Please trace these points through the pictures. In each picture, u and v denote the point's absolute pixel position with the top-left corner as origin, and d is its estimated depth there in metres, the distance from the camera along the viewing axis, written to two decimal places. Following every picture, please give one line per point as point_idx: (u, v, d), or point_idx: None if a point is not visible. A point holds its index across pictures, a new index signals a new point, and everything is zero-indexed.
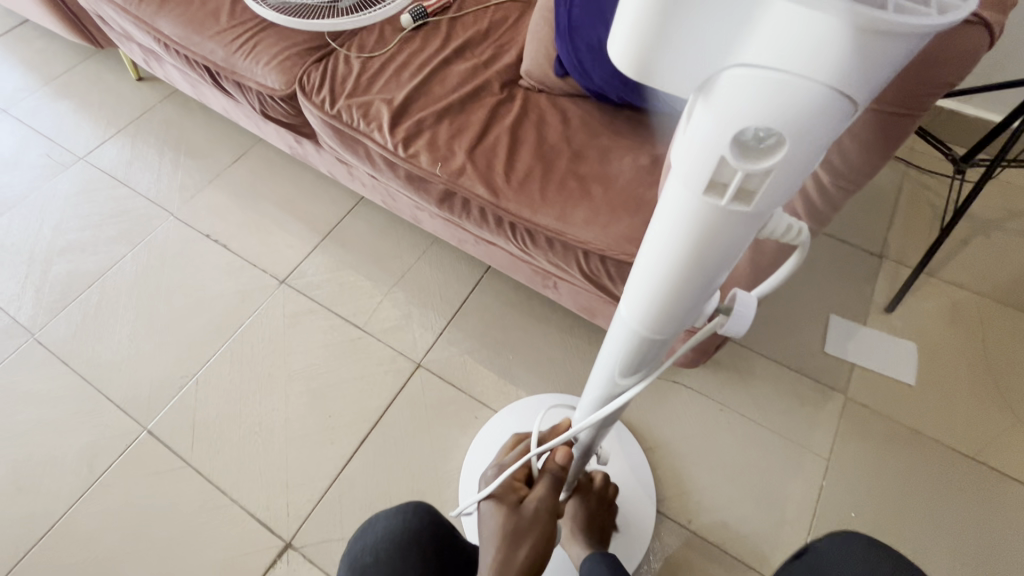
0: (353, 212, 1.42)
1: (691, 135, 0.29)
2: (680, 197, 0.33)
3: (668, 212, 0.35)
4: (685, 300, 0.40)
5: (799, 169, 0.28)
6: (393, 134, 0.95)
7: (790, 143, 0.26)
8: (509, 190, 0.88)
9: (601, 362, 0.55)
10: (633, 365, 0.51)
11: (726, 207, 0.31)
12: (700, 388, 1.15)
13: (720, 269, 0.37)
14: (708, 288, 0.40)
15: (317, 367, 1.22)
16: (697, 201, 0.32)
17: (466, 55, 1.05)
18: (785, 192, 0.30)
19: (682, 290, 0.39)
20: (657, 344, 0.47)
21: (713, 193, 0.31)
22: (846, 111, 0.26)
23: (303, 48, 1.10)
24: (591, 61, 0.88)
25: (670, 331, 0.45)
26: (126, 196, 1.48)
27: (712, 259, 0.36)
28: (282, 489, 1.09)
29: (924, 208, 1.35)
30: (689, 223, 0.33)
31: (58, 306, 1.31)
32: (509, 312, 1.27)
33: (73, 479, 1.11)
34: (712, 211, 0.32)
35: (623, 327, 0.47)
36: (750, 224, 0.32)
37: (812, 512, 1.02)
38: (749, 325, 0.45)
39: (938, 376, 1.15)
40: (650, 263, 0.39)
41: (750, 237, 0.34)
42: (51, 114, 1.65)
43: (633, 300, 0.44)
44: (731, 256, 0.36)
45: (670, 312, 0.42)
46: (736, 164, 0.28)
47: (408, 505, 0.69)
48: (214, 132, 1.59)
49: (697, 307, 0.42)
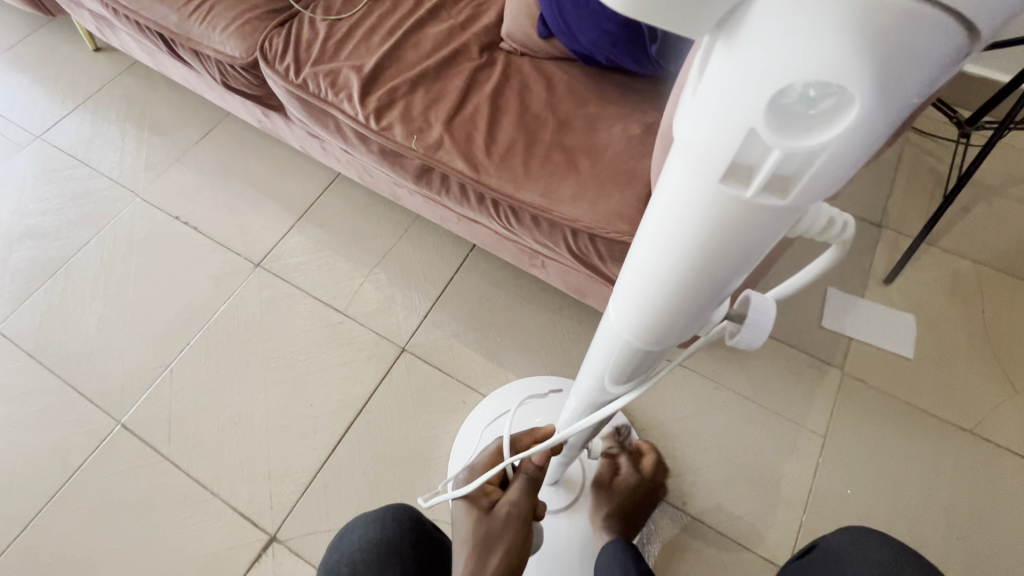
0: (330, 189, 1.34)
1: (706, 102, 0.24)
2: (688, 189, 0.28)
3: (673, 206, 0.29)
4: (692, 304, 0.35)
5: (857, 149, 0.22)
6: (365, 105, 0.87)
7: (854, 103, 0.20)
8: (491, 164, 0.81)
9: (592, 363, 0.51)
10: (628, 368, 0.46)
11: (748, 201, 0.26)
12: (695, 367, 1.11)
13: (734, 274, 0.32)
14: (717, 295, 0.35)
15: (297, 354, 1.17)
16: (711, 194, 0.26)
17: (442, 17, 0.96)
18: (830, 184, 0.24)
19: (686, 297, 0.34)
20: (655, 350, 0.42)
21: (732, 182, 0.25)
22: (942, 61, 0.20)
23: (265, 11, 1.01)
24: (577, 19, 0.81)
25: (669, 339, 0.40)
26: (88, 176, 1.39)
27: (726, 262, 0.30)
28: (264, 481, 1.05)
29: (925, 175, 1.30)
30: (700, 220, 0.28)
31: (21, 296, 1.24)
32: (497, 292, 1.22)
33: (46, 476, 1.07)
34: (729, 205, 0.26)
35: (616, 333, 0.43)
36: (775, 223, 0.27)
37: (808, 490, 1.01)
38: (767, 335, 0.40)
39: (938, 349, 1.12)
40: (649, 265, 0.34)
41: (776, 236, 0.29)
42: (4, 88, 1.54)
43: (628, 306, 0.39)
44: (752, 257, 0.30)
45: (672, 316, 0.37)
46: (773, 142, 0.22)
47: (387, 511, 0.66)
48: (180, 106, 1.49)
49: (703, 314, 0.38)
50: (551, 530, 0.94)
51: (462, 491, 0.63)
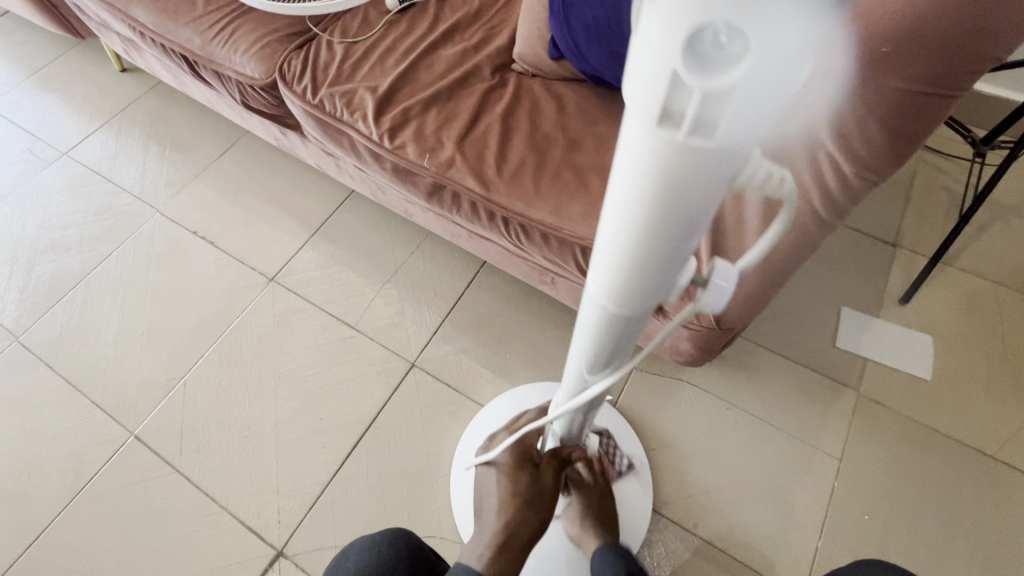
0: (344, 205, 1.37)
1: (639, 52, 0.25)
2: (637, 139, 0.29)
3: (627, 160, 0.30)
4: (656, 262, 0.36)
5: (771, 90, 0.23)
6: (378, 124, 0.89)
7: (750, 42, 0.22)
8: (501, 182, 0.83)
9: (579, 337, 0.52)
10: (613, 337, 0.47)
11: (683, 143, 0.26)
12: (706, 386, 1.10)
13: (692, 226, 0.33)
14: (680, 251, 0.35)
15: (308, 368, 1.18)
16: (654, 141, 0.27)
17: (455, 39, 0.99)
18: (754, 123, 0.25)
19: (649, 254, 0.35)
20: (632, 315, 0.44)
21: (670, 126, 0.26)
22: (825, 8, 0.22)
23: (284, 33, 1.04)
24: (587, 41, 0.82)
25: (645, 300, 0.41)
26: (110, 192, 1.43)
27: (678, 211, 0.31)
28: (273, 495, 1.05)
29: (940, 194, 1.29)
30: (649, 170, 0.29)
31: (41, 309, 1.27)
32: (506, 308, 1.22)
33: (59, 486, 1.08)
34: (673, 150, 0.27)
35: (595, 300, 0.44)
36: (718, 166, 0.28)
37: (823, 515, 0.98)
38: (727, 298, 0.42)
39: (957, 371, 1.10)
40: (613, 223, 0.35)
41: (725, 181, 0.30)
42: (35, 107, 1.60)
43: (601, 269, 0.40)
44: (703, 208, 0.32)
45: (641, 276, 0.38)
46: (692, 82, 0.23)
47: (384, 534, 0.67)
48: (201, 124, 1.53)
49: (671, 274, 0.38)
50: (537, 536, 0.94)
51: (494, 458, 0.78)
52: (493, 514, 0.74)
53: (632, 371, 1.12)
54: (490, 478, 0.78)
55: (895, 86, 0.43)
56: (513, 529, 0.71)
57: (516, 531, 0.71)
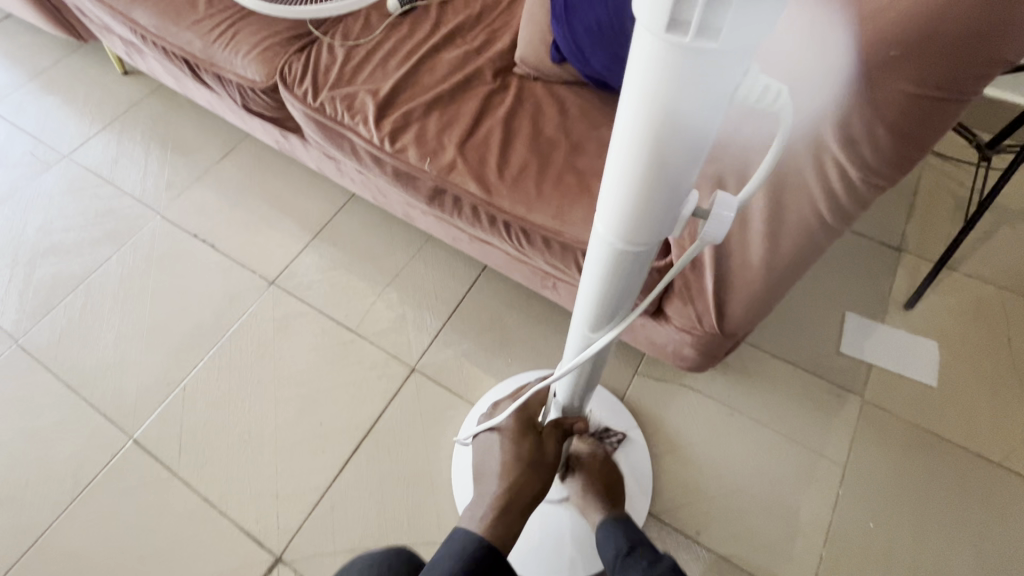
0: (345, 209, 1.36)
1: None
2: (644, 54, 0.30)
3: (635, 79, 0.31)
4: (662, 194, 0.37)
5: None
6: (379, 128, 0.89)
7: None
8: (503, 186, 0.82)
9: (583, 295, 0.52)
10: (618, 288, 0.48)
11: (690, 49, 0.27)
12: (709, 391, 1.09)
13: (695, 149, 0.34)
14: (684, 179, 0.36)
15: (309, 372, 1.17)
16: (662, 52, 0.28)
17: (456, 42, 0.98)
18: (758, 23, 0.26)
19: (655, 182, 0.36)
20: (638, 260, 0.44)
21: (678, 31, 0.27)
22: None
23: (286, 36, 1.04)
24: (589, 45, 0.82)
25: (649, 240, 0.42)
26: (111, 194, 1.43)
27: (683, 131, 0.32)
28: (272, 500, 1.04)
29: (945, 199, 1.28)
30: (657, 85, 0.30)
31: (41, 312, 1.27)
32: (508, 312, 1.21)
33: (57, 491, 1.07)
34: (682, 59, 0.28)
35: (600, 245, 0.44)
36: (723, 74, 0.29)
37: (828, 522, 0.97)
38: (728, 227, 0.40)
39: (964, 376, 1.09)
40: (620, 152, 0.36)
41: (728, 95, 0.31)
42: (37, 110, 1.60)
43: (606, 207, 0.41)
44: (707, 127, 0.33)
45: (648, 211, 0.38)
46: None
47: (387, 549, 0.66)
48: (203, 127, 1.53)
49: (675, 209, 0.39)
50: (547, 530, 0.94)
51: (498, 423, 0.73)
52: (495, 479, 0.69)
53: (634, 376, 1.10)
54: (490, 445, 0.73)
55: (902, 90, 0.42)
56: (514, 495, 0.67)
57: (516, 499, 0.66)
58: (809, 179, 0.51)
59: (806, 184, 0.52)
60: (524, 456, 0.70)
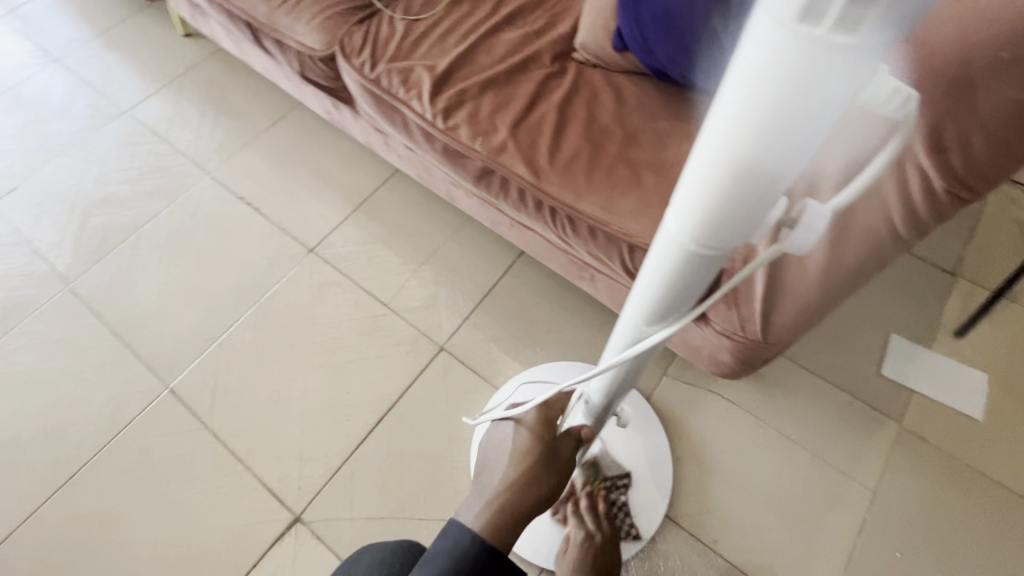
0: (386, 184, 1.38)
1: None
2: (758, 44, 0.27)
3: (743, 72, 0.28)
4: (749, 199, 0.34)
5: None
6: (434, 104, 0.89)
7: None
8: (553, 171, 0.81)
9: (640, 290, 0.50)
10: (679, 287, 0.46)
11: (819, 45, 0.25)
12: (738, 400, 1.07)
13: (797, 153, 0.31)
14: (777, 185, 0.33)
15: (341, 342, 1.19)
16: (782, 42, 0.25)
17: (517, 24, 0.97)
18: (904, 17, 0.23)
19: (741, 186, 0.33)
20: (707, 262, 0.42)
21: (808, 20, 0.24)
22: None
23: (347, 7, 1.05)
24: (655, 34, 0.79)
25: (724, 244, 0.39)
26: (165, 152, 1.47)
27: (789, 138, 0.29)
28: (296, 461, 1.07)
29: (1009, 227, 1.21)
30: (768, 80, 0.27)
31: (92, 258, 1.32)
32: (540, 301, 1.21)
33: (95, 430, 1.12)
34: (802, 54, 0.25)
35: (669, 242, 0.42)
36: (849, 72, 0.26)
37: (850, 547, 0.94)
38: (817, 239, 0.37)
39: (1012, 413, 1.04)
40: (707, 148, 0.33)
41: (846, 99, 0.28)
42: (101, 65, 1.65)
43: (682, 205, 0.38)
44: (815, 132, 0.30)
45: (729, 216, 0.36)
46: None
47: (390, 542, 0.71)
48: (255, 93, 1.56)
49: (760, 214, 0.36)
50: None
51: (519, 414, 0.73)
52: (507, 462, 0.69)
53: (664, 377, 1.09)
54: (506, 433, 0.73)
55: (1009, 96, 0.40)
56: (530, 481, 0.66)
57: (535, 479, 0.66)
58: (886, 188, 0.49)
59: (883, 195, 0.50)
60: (540, 445, 0.69)
